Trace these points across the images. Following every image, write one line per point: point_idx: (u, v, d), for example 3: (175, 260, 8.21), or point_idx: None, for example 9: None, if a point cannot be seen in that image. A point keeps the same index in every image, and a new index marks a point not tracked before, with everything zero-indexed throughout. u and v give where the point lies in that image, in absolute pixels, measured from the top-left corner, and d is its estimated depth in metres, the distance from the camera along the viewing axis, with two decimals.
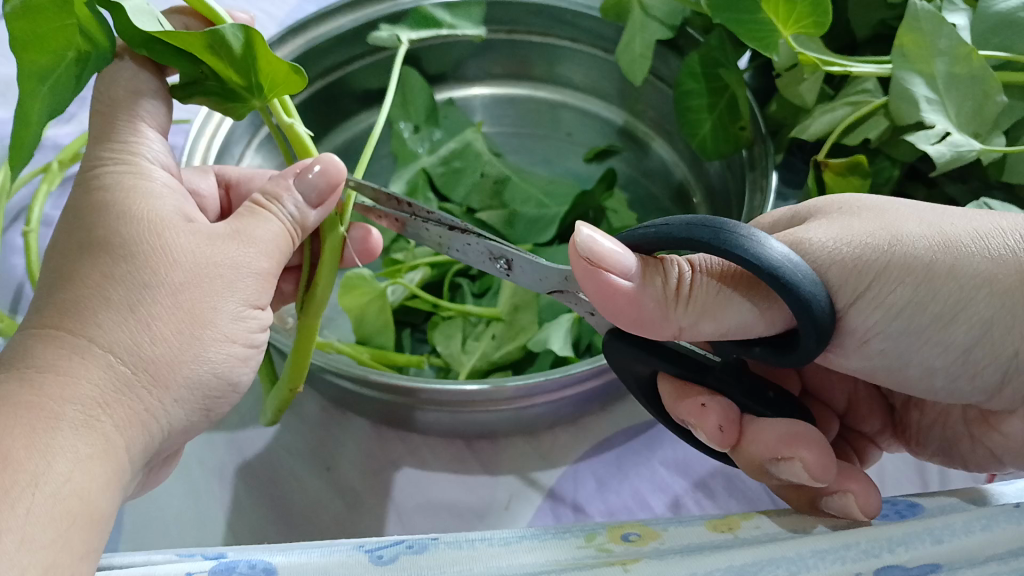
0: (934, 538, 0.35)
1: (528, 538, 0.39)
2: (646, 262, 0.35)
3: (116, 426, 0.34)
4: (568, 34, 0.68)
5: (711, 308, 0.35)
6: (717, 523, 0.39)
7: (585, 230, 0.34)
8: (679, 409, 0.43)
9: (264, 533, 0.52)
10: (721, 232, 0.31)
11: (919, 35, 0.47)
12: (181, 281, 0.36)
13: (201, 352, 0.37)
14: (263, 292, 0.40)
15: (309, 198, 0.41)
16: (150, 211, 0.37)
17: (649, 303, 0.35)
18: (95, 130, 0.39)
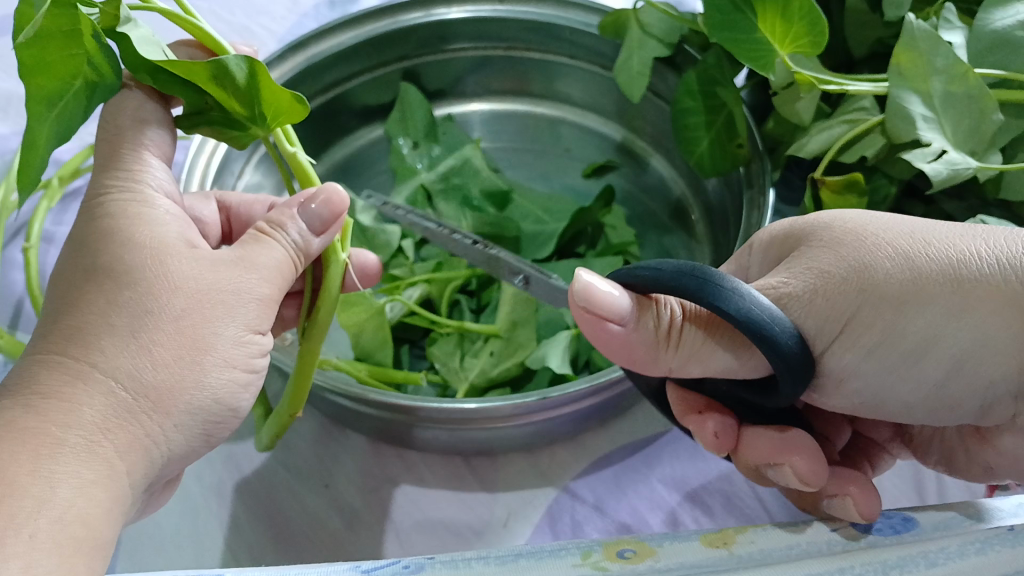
0: (929, 562, 0.35)
1: (525, 556, 0.39)
2: (641, 300, 0.35)
3: (118, 451, 0.34)
4: (567, 51, 0.68)
5: (699, 354, 0.35)
6: (712, 539, 0.39)
7: (582, 278, 0.34)
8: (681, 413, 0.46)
9: (263, 551, 0.52)
10: (712, 283, 0.31)
11: (914, 53, 0.47)
12: (181, 307, 0.36)
13: (202, 378, 0.37)
14: (264, 317, 0.40)
15: (313, 226, 0.41)
16: (154, 236, 0.37)
17: (640, 347, 0.36)
18: (103, 155, 0.39)
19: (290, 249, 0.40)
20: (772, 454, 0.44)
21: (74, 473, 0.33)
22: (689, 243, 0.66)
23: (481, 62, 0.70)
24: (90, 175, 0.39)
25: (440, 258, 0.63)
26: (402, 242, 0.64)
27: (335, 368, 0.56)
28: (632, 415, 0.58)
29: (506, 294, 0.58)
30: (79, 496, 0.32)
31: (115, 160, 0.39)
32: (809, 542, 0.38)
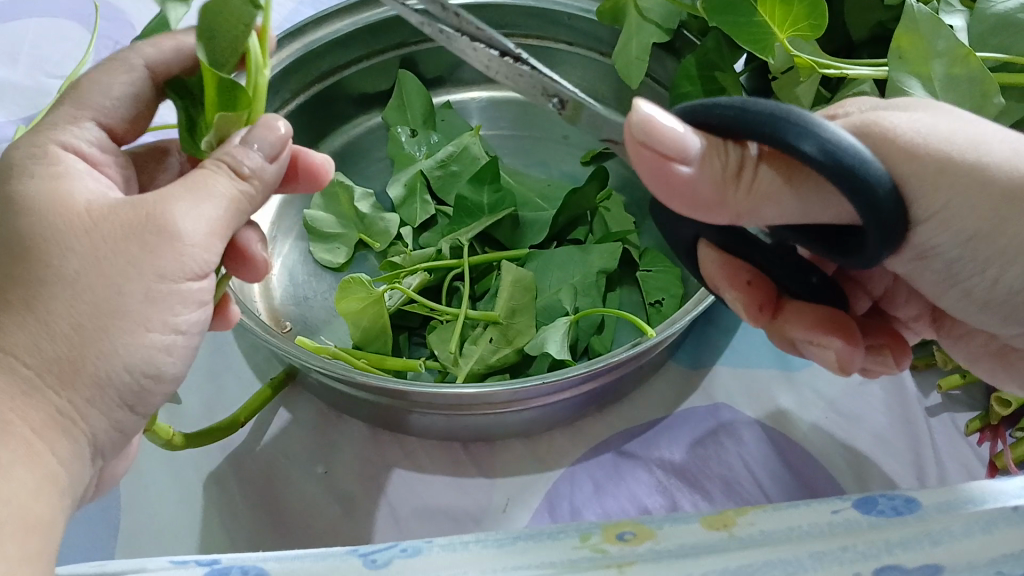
0: (931, 540, 0.38)
1: (522, 539, 0.41)
2: (710, 140, 0.32)
3: (35, 431, 0.35)
4: (565, 37, 0.68)
5: (769, 195, 0.34)
6: (712, 521, 0.42)
7: (643, 111, 0.31)
8: (716, 281, 0.46)
9: (259, 537, 0.52)
10: (785, 128, 0.29)
11: (915, 36, 0.46)
12: (74, 271, 0.35)
13: (115, 345, 0.36)
14: (203, 264, 0.38)
15: (264, 153, 0.38)
16: (55, 196, 0.36)
17: (706, 184, 0.33)
18: (29, 136, 0.40)
19: (232, 181, 0.37)
20: (810, 333, 0.45)
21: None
22: None
23: None
24: (7, 152, 0.39)
25: (439, 244, 0.62)
26: (400, 230, 0.64)
27: (333, 356, 0.56)
28: (632, 401, 0.58)
29: (505, 279, 0.57)
30: (27, 493, 0.34)
31: (44, 134, 0.39)
32: (809, 523, 0.41)
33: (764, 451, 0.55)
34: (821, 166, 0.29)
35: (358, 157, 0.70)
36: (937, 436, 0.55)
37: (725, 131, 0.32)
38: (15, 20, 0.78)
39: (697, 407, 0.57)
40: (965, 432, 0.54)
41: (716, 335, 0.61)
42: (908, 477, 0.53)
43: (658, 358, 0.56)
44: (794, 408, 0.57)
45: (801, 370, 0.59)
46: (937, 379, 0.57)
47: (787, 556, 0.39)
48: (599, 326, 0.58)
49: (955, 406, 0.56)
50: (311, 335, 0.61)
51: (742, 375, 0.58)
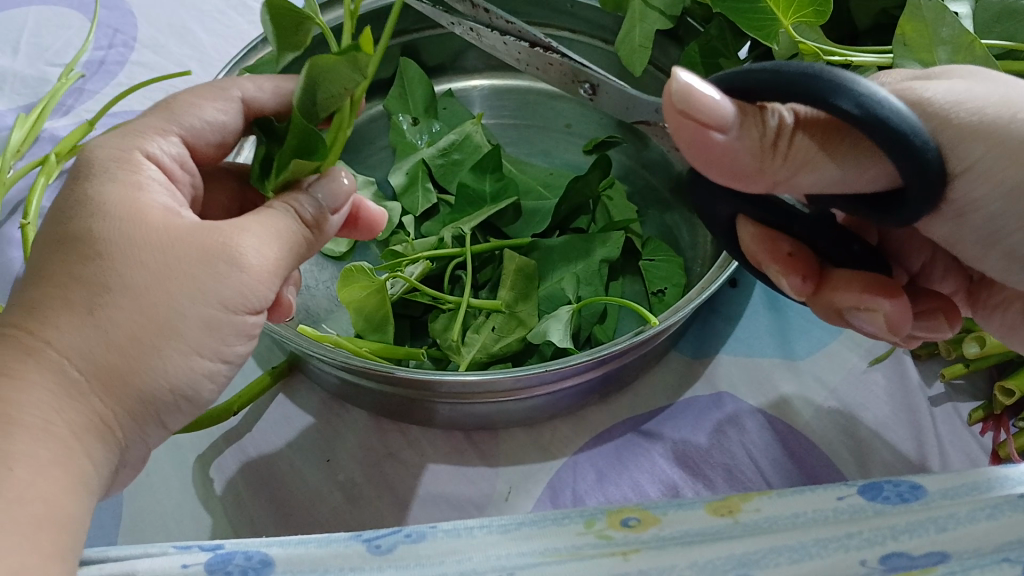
0: (938, 526, 0.38)
1: (527, 524, 0.41)
2: (744, 105, 0.33)
3: (74, 431, 0.35)
4: (568, 24, 0.68)
5: (804, 159, 0.34)
6: (717, 507, 0.42)
7: (680, 81, 0.31)
8: (757, 255, 0.45)
9: (264, 526, 0.52)
10: (820, 87, 0.29)
11: (920, 23, 0.45)
12: (144, 282, 0.35)
13: (163, 364, 0.36)
14: (254, 298, 0.38)
15: (328, 203, 0.40)
16: (133, 205, 0.37)
17: (745, 154, 0.34)
18: (120, 141, 0.40)
19: (296, 223, 0.39)
20: (862, 297, 0.44)
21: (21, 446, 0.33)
22: (691, 218, 0.65)
23: None
24: (88, 152, 0.40)
25: (440, 233, 0.62)
26: (402, 219, 0.64)
27: (334, 344, 0.55)
28: (635, 389, 0.58)
29: (508, 266, 0.57)
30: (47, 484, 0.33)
31: (136, 145, 0.40)
32: (815, 509, 0.41)
33: (767, 440, 0.55)
34: (861, 122, 0.29)
35: (360, 146, 0.70)
36: (939, 425, 0.55)
37: (764, 97, 0.32)
38: (13, 7, 0.78)
39: (700, 395, 0.57)
40: (968, 420, 0.54)
41: (720, 324, 0.60)
42: (910, 465, 0.53)
43: (660, 347, 0.56)
44: (798, 396, 0.57)
45: (804, 359, 0.58)
46: (940, 368, 0.58)
47: (792, 542, 0.39)
48: (602, 315, 0.58)
49: (958, 394, 0.56)
50: (314, 325, 0.61)
51: (745, 364, 0.58)
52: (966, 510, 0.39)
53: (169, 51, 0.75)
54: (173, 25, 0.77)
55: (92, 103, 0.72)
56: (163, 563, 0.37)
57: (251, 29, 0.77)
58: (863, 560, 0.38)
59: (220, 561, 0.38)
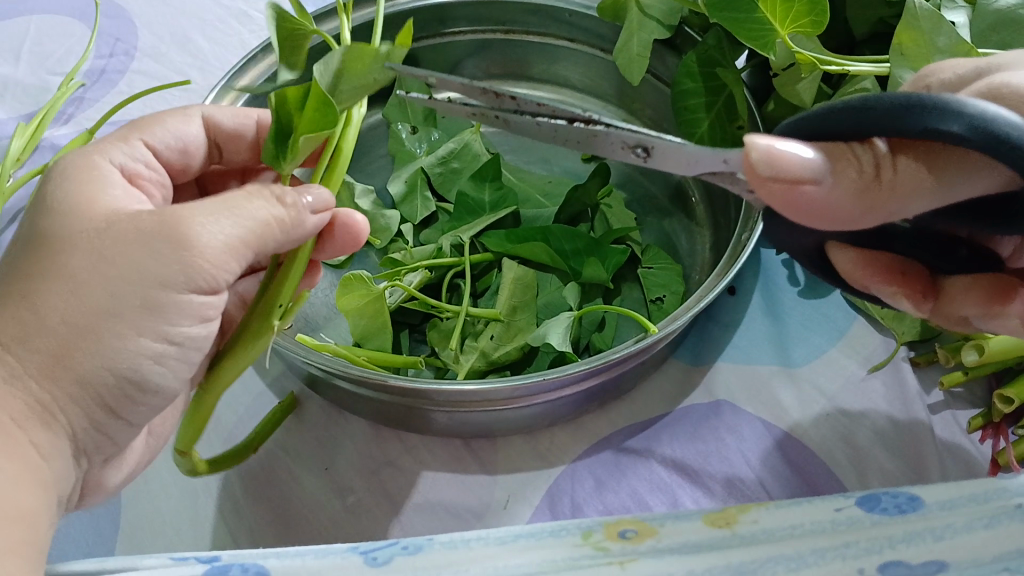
0: (935, 536, 0.39)
1: (524, 537, 0.42)
2: (832, 149, 0.31)
3: (11, 418, 0.34)
4: (566, 34, 0.68)
5: (914, 189, 0.32)
6: (715, 518, 0.43)
7: (763, 143, 0.31)
8: (857, 281, 0.40)
9: (261, 535, 0.52)
10: (922, 117, 0.28)
11: (917, 32, 0.45)
12: (88, 263, 0.35)
13: (103, 347, 0.35)
14: (204, 282, 0.37)
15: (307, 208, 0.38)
16: (80, 202, 0.37)
17: (849, 198, 0.32)
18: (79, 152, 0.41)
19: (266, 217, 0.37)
20: (991, 304, 0.39)
21: (13, 465, 0.34)
22: (690, 226, 0.66)
23: (480, 45, 0.70)
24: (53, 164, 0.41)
25: (439, 241, 0.62)
26: (402, 226, 0.64)
27: (333, 354, 0.55)
28: (632, 397, 0.58)
29: (507, 277, 0.58)
30: None
31: (99, 150, 0.41)
32: (812, 521, 0.41)
33: (765, 448, 0.55)
34: (973, 143, 0.28)
35: (359, 154, 0.70)
36: (938, 433, 0.55)
37: (854, 131, 0.31)
38: (15, 16, 0.78)
39: (698, 403, 0.57)
40: (967, 428, 0.54)
41: (718, 332, 0.61)
42: (908, 473, 0.53)
43: (658, 354, 0.55)
44: (795, 404, 0.57)
45: (802, 366, 0.58)
46: (939, 376, 0.57)
47: (790, 552, 0.39)
48: (600, 324, 0.59)
49: (957, 403, 0.56)
50: (313, 333, 0.61)
51: (744, 371, 0.58)
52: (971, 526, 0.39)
53: (169, 59, 0.76)
54: (174, 34, 0.78)
55: (92, 111, 0.72)
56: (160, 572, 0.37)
57: (252, 38, 0.77)
58: (861, 569, 0.38)
59: (217, 572, 0.38)
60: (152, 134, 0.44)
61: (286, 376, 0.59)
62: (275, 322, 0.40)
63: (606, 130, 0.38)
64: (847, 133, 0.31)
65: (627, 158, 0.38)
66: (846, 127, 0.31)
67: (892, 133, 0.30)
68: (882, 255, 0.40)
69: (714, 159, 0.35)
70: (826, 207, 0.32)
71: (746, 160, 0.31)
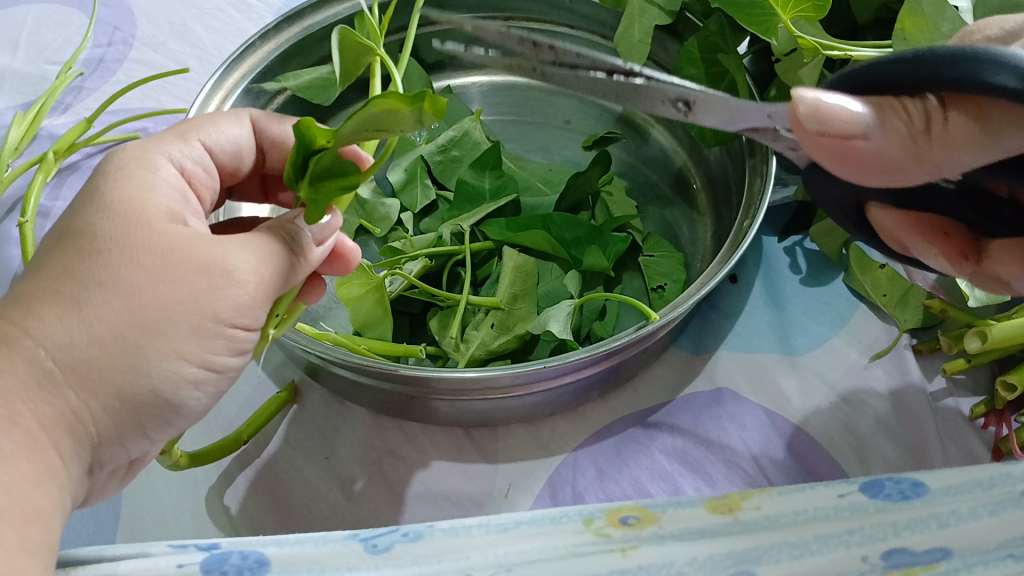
0: (940, 523, 0.39)
1: (526, 523, 0.41)
2: (880, 100, 0.32)
3: (41, 424, 0.34)
4: (567, 20, 0.68)
5: (963, 140, 0.32)
6: (717, 504, 0.42)
7: (808, 98, 0.32)
8: (897, 240, 0.41)
9: (262, 525, 0.52)
10: (968, 68, 0.28)
11: (920, 18, 0.45)
12: (138, 283, 0.34)
13: (146, 367, 0.34)
14: (243, 312, 0.36)
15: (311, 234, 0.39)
16: (135, 204, 0.36)
17: (895, 149, 0.33)
18: (133, 146, 0.40)
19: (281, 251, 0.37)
20: None
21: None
22: (691, 214, 0.66)
23: None
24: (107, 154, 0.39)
25: (439, 229, 0.62)
26: (402, 215, 0.64)
27: (333, 342, 0.55)
28: (634, 386, 0.58)
29: (507, 265, 0.58)
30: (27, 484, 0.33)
31: (155, 147, 0.39)
32: (816, 507, 0.41)
33: (768, 437, 0.55)
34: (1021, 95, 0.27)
35: None
36: (940, 421, 0.55)
37: (902, 84, 0.31)
38: (12, 4, 0.78)
39: (699, 391, 0.57)
40: (969, 416, 0.54)
41: (719, 320, 0.60)
42: (911, 461, 0.53)
43: (659, 343, 0.55)
44: (797, 393, 0.56)
45: (804, 354, 0.58)
46: (941, 364, 0.57)
47: (793, 539, 0.39)
48: (602, 312, 0.58)
49: (959, 390, 0.56)
50: (314, 322, 0.61)
51: (745, 360, 0.58)
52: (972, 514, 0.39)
53: (168, 48, 0.75)
54: (172, 22, 0.77)
55: (91, 100, 0.72)
56: (160, 560, 0.37)
57: (250, 26, 0.77)
58: (865, 556, 0.38)
59: (216, 561, 0.38)
60: (207, 133, 0.41)
61: (286, 365, 0.59)
62: (273, 331, 0.39)
63: (648, 81, 0.37)
64: (896, 85, 0.32)
65: (667, 113, 0.37)
66: (895, 79, 0.31)
67: (935, 84, 0.30)
68: (927, 217, 0.40)
69: (758, 113, 0.36)
70: (874, 157, 0.33)
71: (793, 112, 0.33)
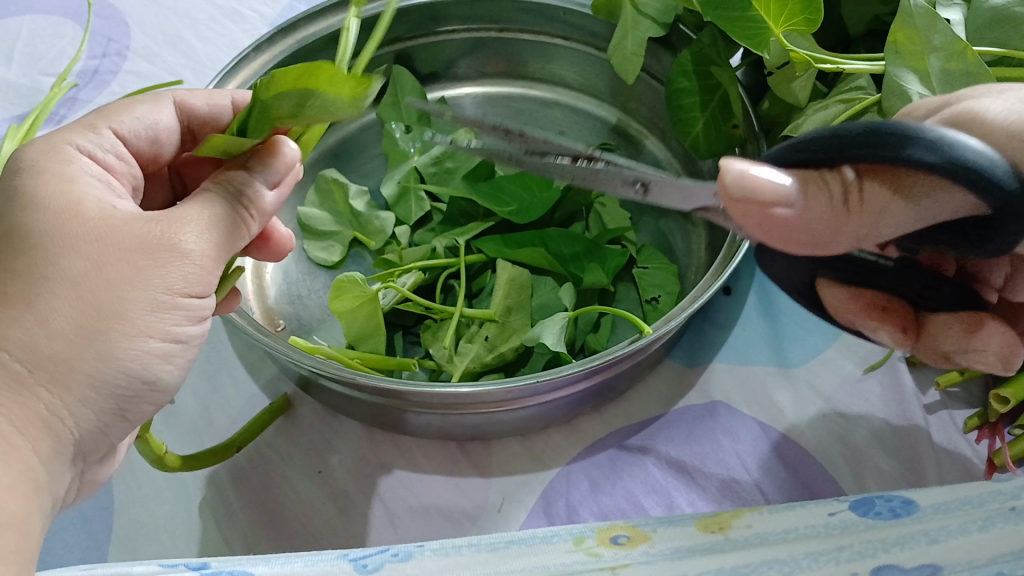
0: (930, 539, 0.39)
1: (515, 543, 0.42)
2: (806, 175, 0.30)
3: (16, 427, 0.34)
4: (559, 32, 0.68)
5: (886, 213, 0.30)
6: (708, 523, 0.42)
7: (733, 170, 0.31)
8: (845, 315, 0.40)
9: (255, 540, 0.52)
10: (886, 142, 0.27)
11: (912, 30, 0.45)
12: (82, 271, 0.34)
13: (110, 349, 0.35)
14: (198, 280, 0.37)
15: (267, 180, 0.38)
16: (57, 197, 0.35)
17: (818, 223, 0.31)
18: (42, 144, 0.39)
19: (229, 206, 0.37)
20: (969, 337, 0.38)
21: (11, 472, 0.33)
22: (686, 225, 0.66)
23: (474, 44, 0.70)
24: (12, 157, 0.38)
25: (433, 242, 0.62)
26: (396, 228, 0.63)
27: (326, 356, 0.55)
28: (628, 398, 0.58)
29: (501, 277, 0.57)
30: None
31: (62, 142, 0.39)
32: (806, 524, 0.41)
33: (760, 449, 0.55)
34: (943, 170, 0.27)
35: (352, 154, 0.70)
36: (934, 433, 0.55)
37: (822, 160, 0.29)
38: (7, 17, 0.78)
39: (693, 404, 0.57)
40: (963, 428, 0.54)
41: (713, 333, 0.60)
42: (904, 473, 0.53)
43: (653, 355, 0.55)
44: (791, 405, 0.56)
45: (798, 367, 0.58)
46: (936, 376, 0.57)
47: (783, 555, 0.40)
48: (596, 324, 0.58)
49: (953, 402, 0.56)
50: (306, 334, 0.61)
51: (738, 372, 0.58)
52: (967, 532, 0.39)
53: (162, 60, 0.75)
54: (166, 33, 0.77)
55: (85, 112, 0.72)
56: None
57: (245, 36, 0.77)
58: (855, 572, 0.39)
59: None
60: (119, 122, 0.41)
61: (279, 378, 0.59)
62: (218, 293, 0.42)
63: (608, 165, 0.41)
64: (819, 160, 0.30)
65: (624, 192, 0.39)
66: (817, 153, 0.30)
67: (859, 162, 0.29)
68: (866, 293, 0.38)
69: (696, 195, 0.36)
70: (804, 226, 0.31)
71: (720, 182, 0.31)
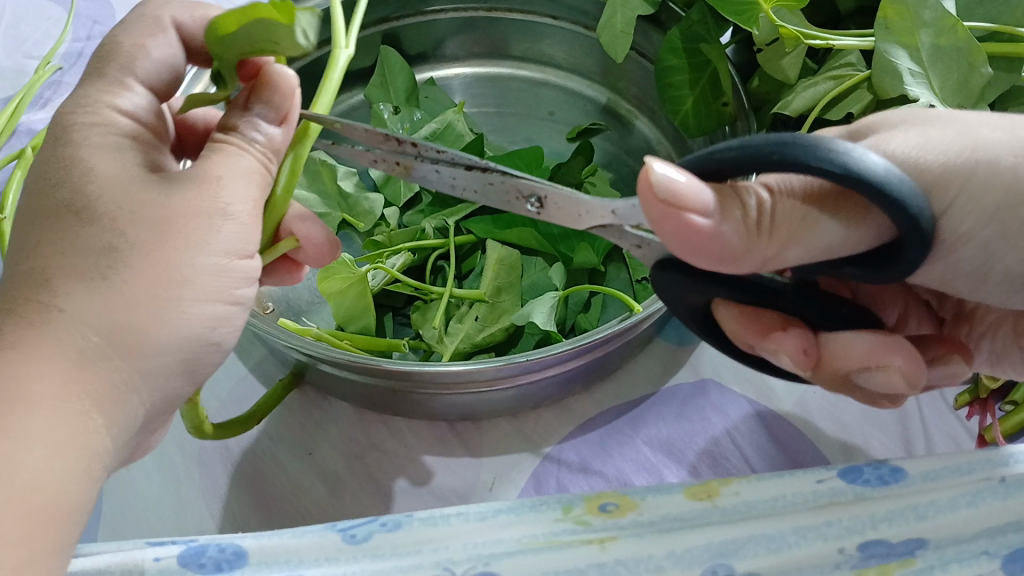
0: (918, 515, 0.39)
1: (505, 512, 0.41)
2: (720, 190, 0.29)
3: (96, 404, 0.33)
4: (548, 11, 0.68)
5: (796, 229, 0.30)
6: (695, 491, 0.42)
7: (661, 173, 0.28)
8: (745, 338, 0.39)
9: (246, 521, 0.52)
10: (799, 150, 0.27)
11: (902, 7, 0.43)
12: (149, 239, 0.33)
13: (178, 312, 0.34)
14: (249, 240, 0.36)
15: (270, 116, 0.37)
16: (111, 164, 0.34)
17: (731, 240, 0.30)
18: (77, 98, 0.36)
19: (251, 159, 0.36)
20: (872, 355, 0.38)
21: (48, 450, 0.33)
22: None
23: (463, 24, 0.69)
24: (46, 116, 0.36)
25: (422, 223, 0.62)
26: (385, 210, 0.63)
27: (316, 337, 0.55)
28: (619, 377, 0.57)
29: (490, 258, 0.57)
30: None
31: (101, 102, 0.36)
32: (794, 493, 0.41)
33: (751, 427, 0.54)
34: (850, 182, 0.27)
35: None
36: (925, 410, 0.55)
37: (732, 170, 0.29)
38: None
39: (684, 382, 0.57)
40: (953, 404, 0.54)
41: None
42: (893, 450, 0.53)
43: (644, 333, 0.55)
44: (781, 383, 0.56)
45: None
46: None
47: (772, 531, 0.39)
48: (586, 304, 0.58)
49: None
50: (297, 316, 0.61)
51: None
52: (955, 506, 0.39)
53: None
54: None
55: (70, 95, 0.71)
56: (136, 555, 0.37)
57: None
58: (842, 548, 0.39)
59: (193, 554, 0.38)
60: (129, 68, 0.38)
61: (268, 360, 0.58)
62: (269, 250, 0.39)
63: (501, 178, 0.36)
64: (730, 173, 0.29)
65: (519, 209, 0.37)
66: (728, 167, 0.29)
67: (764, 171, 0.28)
68: (765, 313, 0.38)
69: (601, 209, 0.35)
70: (717, 242, 0.29)
71: (641, 189, 0.29)
